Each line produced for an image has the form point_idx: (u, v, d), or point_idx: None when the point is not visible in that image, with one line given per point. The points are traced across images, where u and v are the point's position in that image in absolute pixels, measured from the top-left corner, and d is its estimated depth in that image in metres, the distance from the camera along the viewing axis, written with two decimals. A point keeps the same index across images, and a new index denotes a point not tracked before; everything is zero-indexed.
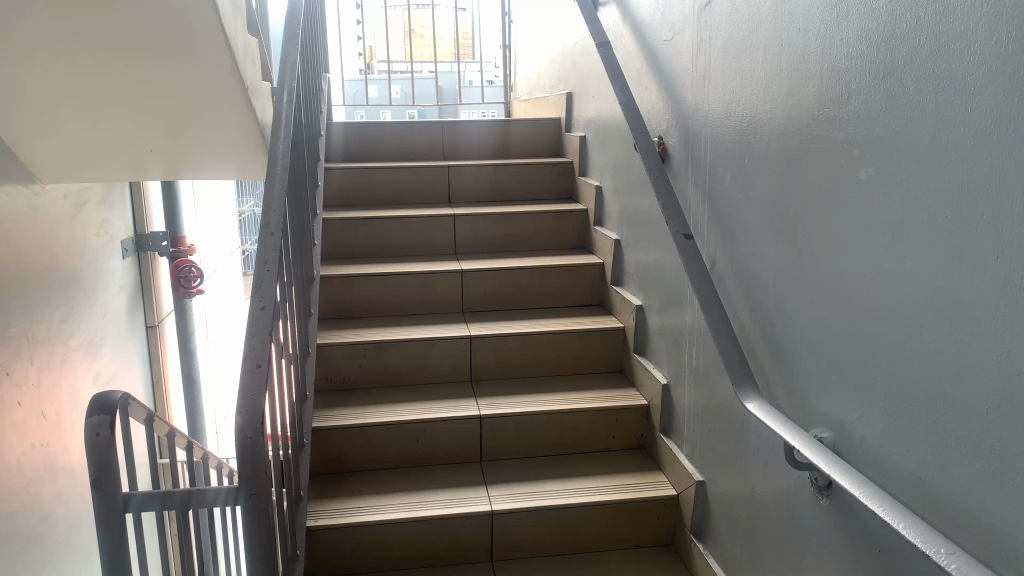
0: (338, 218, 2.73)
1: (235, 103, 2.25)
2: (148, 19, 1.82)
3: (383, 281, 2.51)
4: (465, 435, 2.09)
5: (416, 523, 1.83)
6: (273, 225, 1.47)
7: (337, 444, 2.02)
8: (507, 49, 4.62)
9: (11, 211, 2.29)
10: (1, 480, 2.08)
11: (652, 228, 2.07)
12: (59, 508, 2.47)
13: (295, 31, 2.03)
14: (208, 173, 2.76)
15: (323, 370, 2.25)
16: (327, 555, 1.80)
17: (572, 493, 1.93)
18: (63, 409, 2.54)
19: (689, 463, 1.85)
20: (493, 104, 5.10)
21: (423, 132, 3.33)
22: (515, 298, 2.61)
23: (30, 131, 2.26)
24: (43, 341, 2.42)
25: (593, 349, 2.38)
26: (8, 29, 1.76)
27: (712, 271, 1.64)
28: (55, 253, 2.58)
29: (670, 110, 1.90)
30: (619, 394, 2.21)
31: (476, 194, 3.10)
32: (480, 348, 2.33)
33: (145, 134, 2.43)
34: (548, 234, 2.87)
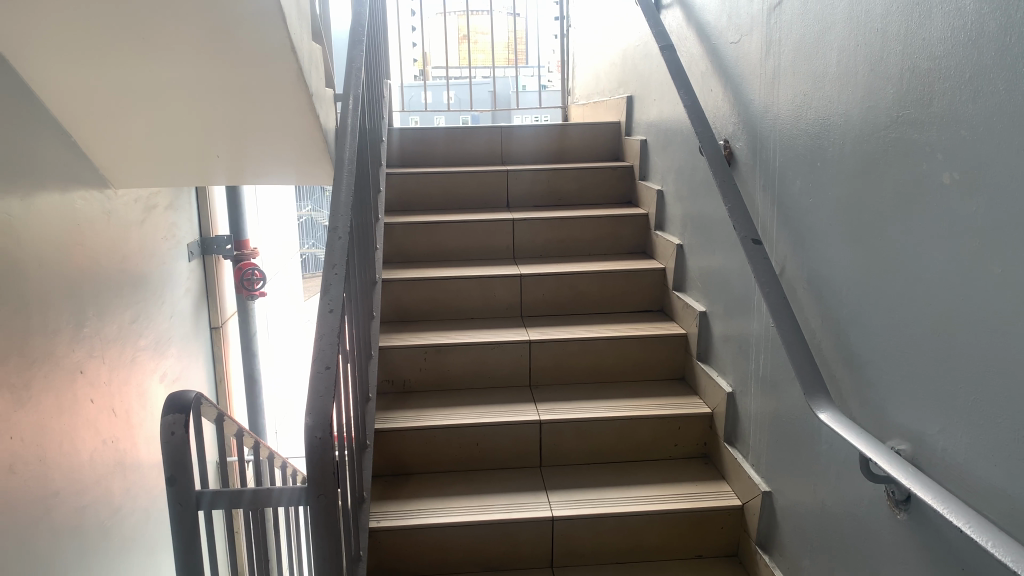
0: (398, 223, 2.76)
1: (299, 110, 2.29)
2: (218, 28, 1.87)
3: (443, 284, 2.53)
4: (525, 440, 2.09)
5: (477, 527, 1.84)
6: (340, 229, 1.49)
7: (398, 445, 2.04)
8: (564, 55, 4.61)
9: (87, 214, 2.38)
10: (75, 474, 2.16)
11: (717, 232, 2.03)
12: (128, 503, 2.54)
13: (360, 38, 2.07)
14: (271, 179, 2.81)
15: (384, 372, 2.28)
16: (389, 556, 1.82)
17: (634, 501, 1.91)
18: (132, 406, 2.62)
19: (755, 473, 1.81)
20: (548, 109, 5.08)
21: (481, 137, 3.34)
22: (574, 303, 2.59)
23: (105, 139, 2.35)
24: (113, 340, 2.50)
25: (654, 355, 2.35)
26: (84, 36, 1.83)
27: (782, 277, 1.60)
28: (127, 257, 2.67)
29: (736, 112, 1.86)
30: (681, 401, 2.17)
31: (534, 198, 3.10)
32: (540, 353, 2.32)
33: (212, 140, 2.49)
34: (608, 238, 2.84)
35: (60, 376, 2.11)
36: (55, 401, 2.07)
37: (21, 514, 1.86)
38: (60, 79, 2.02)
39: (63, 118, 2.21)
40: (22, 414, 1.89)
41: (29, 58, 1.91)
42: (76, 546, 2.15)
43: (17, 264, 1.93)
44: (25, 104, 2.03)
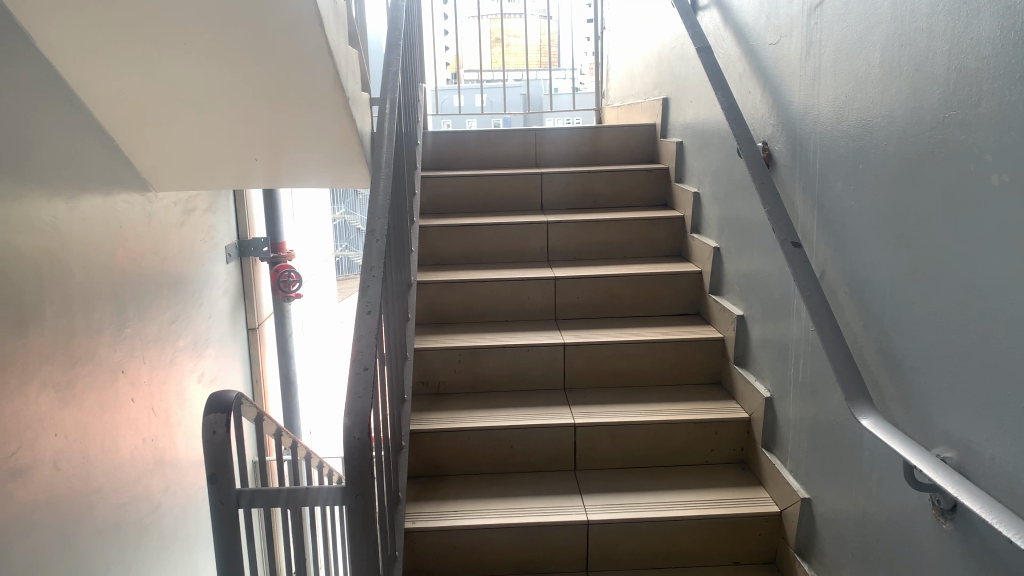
0: (433, 225, 2.78)
1: (336, 114, 2.32)
2: (257, 32, 1.89)
3: (477, 287, 2.54)
4: (559, 443, 2.08)
5: (511, 529, 1.84)
6: (378, 231, 1.51)
7: (433, 447, 2.05)
8: (599, 57, 4.59)
9: (129, 216, 2.43)
10: (116, 471, 2.20)
11: (754, 236, 2.01)
12: (167, 500, 2.59)
13: (397, 43, 2.08)
14: (308, 182, 2.84)
15: (418, 373, 2.29)
16: (423, 556, 1.83)
17: (669, 506, 1.89)
18: (171, 405, 2.67)
19: (793, 479, 1.79)
20: (582, 111, 5.07)
21: (515, 140, 3.35)
22: (608, 306, 2.58)
23: (148, 143, 2.40)
24: (153, 340, 2.55)
25: (690, 360, 2.32)
26: (127, 41, 1.87)
27: (822, 281, 1.58)
28: (166, 258, 2.72)
29: (775, 114, 1.84)
30: (718, 406, 2.15)
31: (568, 201, 3.10)
32: (574, 356, 2.32)
33: (250, 144, 2.51)
34: (643, 241, 2.82)
35: (102, 374, 2.15)
36: (97, 399, 2.11)
37: (65, 509, 1.91)
38: (104, 84, 2.06)
39: (107, 123, 2.26)
40: (66, 411, 1.93)
41: (75, 64, 1.96)
42: (117, 542, 2.19)
43: (62, 264, 1.97)
44: (71, 108, 2.08)
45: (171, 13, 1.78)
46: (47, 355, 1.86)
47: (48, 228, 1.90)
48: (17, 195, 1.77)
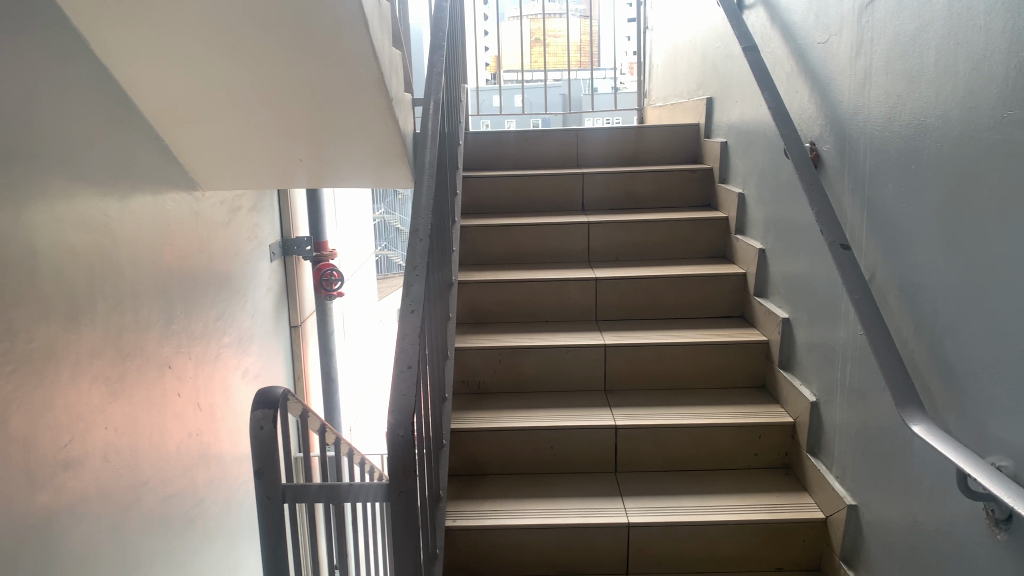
0: (474, 225, 2.79)
1: (378, 114, 2.33)
2: (303, 32, 1.92)
3: (518, 287, 2.54)
4: (600, 445, 2.08)
5: (551, 530, 1.84)
6: (421, 231, 1.52)
7: (474, 446, 2.06)
8: (641, 57, 4.56)
9: (177, 215, 2.49)
10: (163, 464, 2.26)
11: (801, 237, 1.98)
12: (211, 494, 2.64)
13: (440, 43, 2.09)
14: (350, 182, 2.87)
15: (459, 372, 2.30)
16: (463, 555, 1.84)
17: (712, 510, 1.87)
18: (215, 400, 2.72)
19: (840, 485, 1.75)
20: (624, 111, 5.04)
21: (557, 141, 3.34)
22: (650, 307, 2.56)
23: (196, 143, 2.44)
24: (199, 337, 2.60)
25: (734, 362, 2.29)
26: (177, 41, 1.92)
27: (871, 283, 1.55)
28: (213, 255, 2.77)
29: (824, 113, 1.81)
30: (763, 410, 2.12)
31: (610, 201, 3.08)
32: (615, 358, 2.30)
33: (295, 145, 2.55)
34: (686, 242, 2.79)
35: (150, 370, 2.20)
36: (145, 393, 2.16)
37: (114, 501, 1.95)
38: (154, 85, 2.11)
39: (157, 123, 2.32)
40: (116, 405, 1.98)
41: (128, 65, 2.01)
42: (164, 534, 2.24)
43: (113, 260, 2.02)
44: (124, 108, 2.13)
45: (218, 11, 1.82)
46: (98, 349, 1.90)
47: (100, 224, 1.95)
48: (72, 192, 1.82)
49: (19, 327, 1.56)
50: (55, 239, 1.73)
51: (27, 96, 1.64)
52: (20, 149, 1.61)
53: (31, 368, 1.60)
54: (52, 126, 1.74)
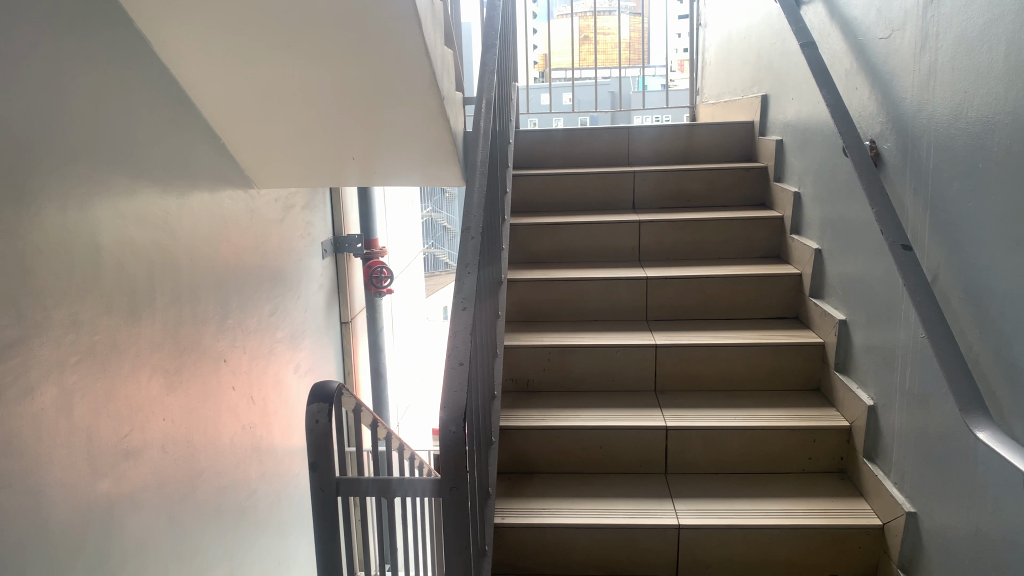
0: (524, 224, 2.79)
1: (431, 114, 2.35)
2: (357, 32, 1.94)
3: (568, 286, 2.54)
4: (650, 446, 2.06)
5: (600, 530, 1.83)
6: (473, 229, 1.52)
7: (522, 444, 2.07)
8: (694, 55, 4.51)
9: (233, 212, 2.54)
10: (218, 456, 2.31)
11: (860, 237, 1.94)
12: (263, 486, 2.69)
13: (492, 42, 2.10)
14: (401, 181, 2.89)
15: (508, 371, 2.31)
16: (511, 553, 1.85)
17: (765, 514, 1.85)
18: (268, 393, 2.78)
19: (898, 492, 1.71)
20: (676, 108, 4.98)
21: (607, 139, 3.32)
22: (702, 308, 2.53)
23: (252, 142, 2.49)
24: (253, 332, 2.65)
25: (787, 364, 2.25)
26: (234, 40, 1.96)
27: (934, 285, 1.50)
28: (267, 252, 2.83)
29: (885, 110, 1.77)
30: (817, 414, 2.08)
31: (662, 199, 3.05)
32: (666, 358, 2.28)
33: (348, 144, 2.58)
34: (739, 241, 2.75)
35: (206, 363, 2.26)
36: (201, 386, 2.21)
37: (171, 491, 2.00)
38: (214, 85, 2.17)
39: (216, 122, 2.37)
40: (173, 397, 2.03)
41: (189, 65, 2.06)
42: (218, 523, 2.29)
43: (172, 256, 2.07)
44: (184, 108, 2.19)
45: (273, 10, 1.85)
46: (157, 343, 1.95)
47: (160, 221, 2.00)
48: (133, 189, 1.87)
49: (84, 320, 1.62)
50: (118, 235, 1.78)
51: (92, 96, 1.70)
52: (86, 147, 1.66)
53: (94, 359, 1.65)
54: (115, 125, 1.79)
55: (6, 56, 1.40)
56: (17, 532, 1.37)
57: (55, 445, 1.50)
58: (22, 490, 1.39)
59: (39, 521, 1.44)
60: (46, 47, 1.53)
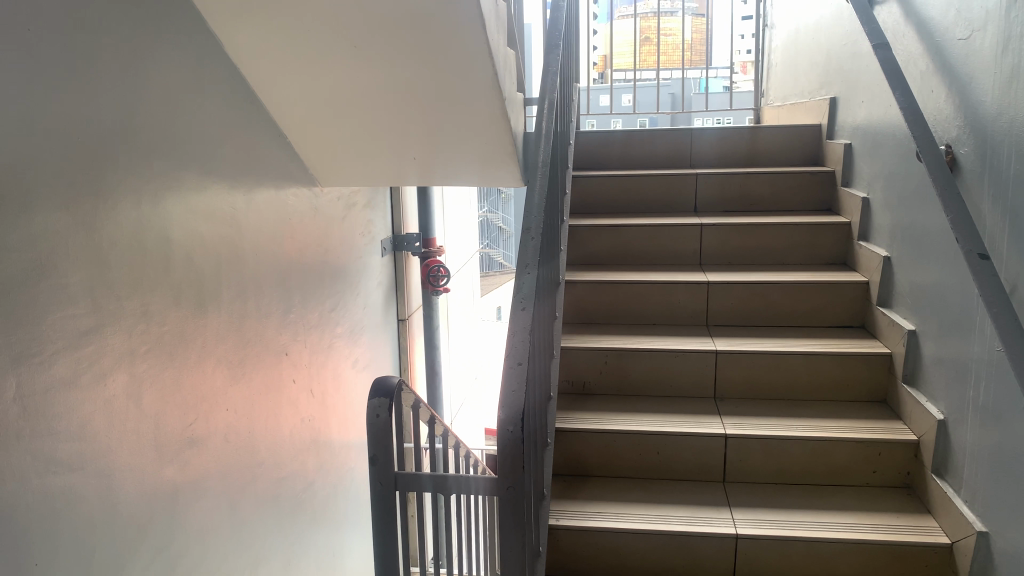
0: (583, 225, 2.78)
1: (493, 115, 2.37)
2: (422, 33, 1.96)
3: (627, 288, 2.52)
4: (708, 453, 2.03)
5: (656, 536, 1.81)
6: (533, 229, 1.51)
7: (578, 447, 2.06)
8: (759, 56, 4.43)
9: (298, 209, 2.60)
10: (277, 447, 2.36)
11: (933, 244, 1.88)
12: (320, 478, 2.74)
13: (555, 43, 2.10)
14: (461, 181, 2.91)
15: (565, 373, 2.30)
16: (565, 555, 1.84)
17: (826, 528, 1.80)
18: (327, 388, 2.82)
19: (968, 510, 1.65)
20: (739, 110, 4.90)
21: (669, 141, 3.29)
22: (763, 314, 2.49)
23: (317, 141, 2.54)
24: (315, 327, 2.71)
25: (852, 374, 2.20)
26: (303, 41, 2.00)
27: (1013, 296, 1.45)
28: (329, 249, 2.88)
29: (963, 114, 1.71)
30: (883, 426, 2.02)
31: (724, 203, 3.01)
32: (726, 364, 2.25)
33: (410, 144, 2.61)
34: (804, 247, 2.69)
35: (268, 357, 2.31)
36: (263, 379, 2.27)
37: (233, 479, 2.06)
38: (283, 85, 2.21)
39: (284, 121, 2.42)
40: (236, 388, 2.08)
41: (259, 65, 2.11)
42: (276, 513, 2.34)
43: (239, 250, 2.12)
44: (253, 107, 2.24)
45: (342, 12, 1.88)
46: (222, 335, 2.01)
47: (228, 217, 2.05)
48: (203, 185, 1.92)
49: (154, 311, 1.67)
50: (188, 229, 1.83)
51: (168, 96, 1.75)
52: (159, 145, 1.71)
53: (162, 349, 1.70)
54: (188, 122, 1.85)
55: (86, 56, 1.45)
56: (89, 514, 1.43)
57: (125, 432, 1.55)
58: (93, 474, 1.44)
59: (109, 505, 1.49)
60: (125, 47, 1.58)
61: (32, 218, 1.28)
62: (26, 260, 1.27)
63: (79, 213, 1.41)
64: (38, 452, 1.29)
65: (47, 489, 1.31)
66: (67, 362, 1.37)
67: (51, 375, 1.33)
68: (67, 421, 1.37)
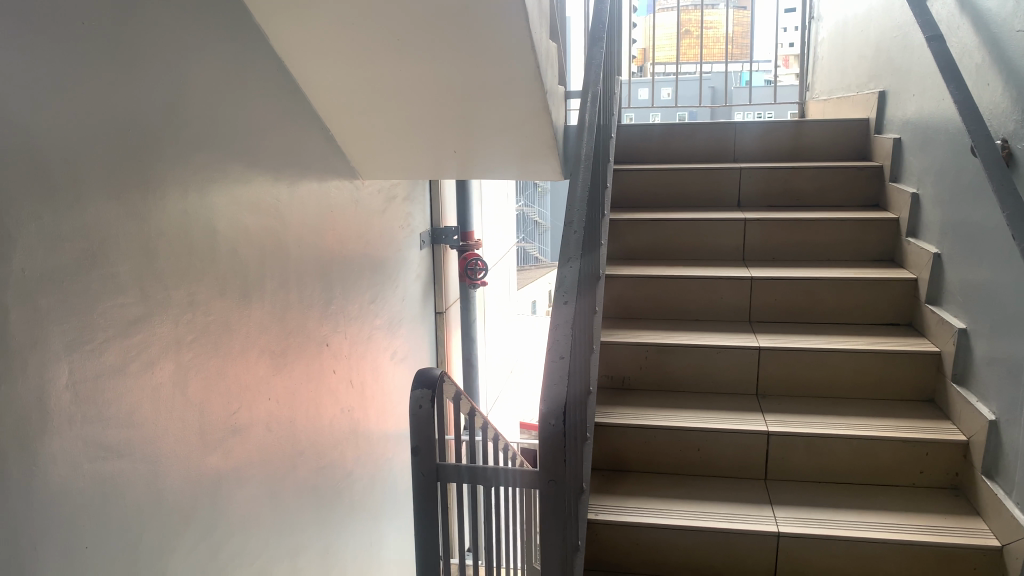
0: (624, 219, 2.76)
1: (534, 107, 2.36)
2: (463, 26, 1.97)
3: (668, 283, 2.50)
4: (750, 450, 2.01)
5: (697, 533, 1.80)
6: (576, 223, 1.50)
7: (618, 442, 2.05)
8: (805, 49, 4.37)
9: (339, 202, 2.62)
10: (318, 436, 2.40)
11: (987, 242, 1.83)
12: (359, 468, 2.77)
13: (599, 35, 2.08)
14: (500, 174, 2.91)
15: (605, 367, 2.30)
16: (604, 549, 1.84)
17: (871, 528, 1.77)
18: (366, 378, 2.85)
19: (1020, 513, 1.61)
20: (782, 104, 4.83)
21: (711, 135, 3.25)
22: (808, 311, 2.45)
23: (359, 134, 2.56)
24: (354, 318, 2.73)
25: (899, 373, 2.15)
26: (347, 35, 2.02)
27: None
28: (369, 242, 2.90)
29: (1020, 107, 1.66)
30: (931, 426, 1.98)
31: (768, 198, 2.97)
32: (769, 361, 2.22)
33: (451, 138, 2.62)
34: (850, 243, 2.64)
35: (309, 347, 2.34)
36: (305, 369, 2.30)
37: (274, 468, 2.09)
38: (327, 78, 2.24)
39: (327, 114, 2.45)
40: (278, 377, 2.12)
41: (304, 58, 2.13)
42: (315, 502, 2.38)
43: (282, 241, 2.15)
44: (297, 100, 2.27)
45: (386, 6, 1.89)
46: (266, 325, 2.04)
47: (272, 208, 2.08)
48: (249, 176, 1.95)
49: (200, 300, 1.70)
50: (234, 221, 1.86)
51: (215, 89, 1.78)
52: (207, 137, 1.74)
53: (207, 338, 1.73)
54: (233, 115, 1.88)
55: (137, 50, 1.48)
56: (137, 499, 1.46)
57: (170, 419, 1.58)
58: (141, 459, 1.47)
59: (155, 490, 1.53)
60: (174, 41, 1.61)
61: (84, 207, 1.32)
62: (79, 249, 1.30)
63: (129, 204, 1.44)
64: (89, 437, 1.33)
65: (98, 474, 1.35)
66: (117, 349, 1.41)
67: (102, 362, 1.36)
68: (116, 407, 1.40)
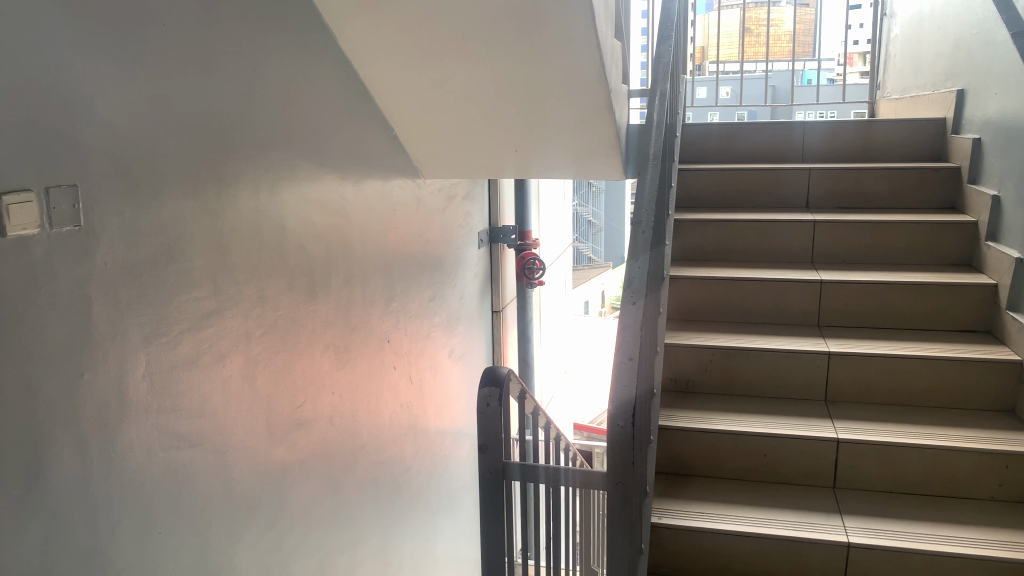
0: (688, 220, 2.73)
1: (599, 106, 2.35)
2: (529, 25, 1.97)
3: (734, 285, 2.46)
4: (818, 457, 1.96)
5: (763, 540, 1.77)
6: (644, 223, 1.49)
7: (682, 446, 2.03)
8: (874, 48, 4.25)
9: (402, 200, 2.65)
10: (378, 431, 2.43)
11: None
12: (417, 464, 2.80)
13: (667, 33, 2.06)
14: (562, 173, 2.90)
15: (669, 369, 2.27)
16: (667, 553, 1.82)
17: (947, 541, 1.72)
18: (425, 374, 2.89)
19: None
20: (849, 103, 4.72)
21: (778, 135, 3.19)
22: (880, 315, 2.38)
23: (423, 133, 2.59)
24: (415, 315, 2.76)
25: (977, 381, 2.08)
26: (415, 34, 2.04)
27: None
28: (429, 239, 2.93)
29: None
30: (1011, 437, 1.91)
31: (837, 199, 2.89)
32: (839, 366, 2.17)
33: (514, 138, 2.63)
34: (925, 246, 2.56)
35: (371, 342, 2.37)
36: (366, 364, 2.33)
37: (336, 461, 2.13)
38: (394, 78, 2.26)
39: (392, 113, 2.48)
40: (341, 372, 2.15)
41: (371, 57, 2.16)
42: (375, 494, 2.41)
43: (347, 238, 2.19)
44: (363, 99, 2.30)
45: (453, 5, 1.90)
46: (331, 320, 2.08)
47: (338, 206, 2.12)
48: (316, 174, 1.99)
49: (269, 295, 1.74)
50: (302, 219, 1.90)
51: (285, 87, 1.82)
52: (278, 136, 1.78)
53: (276, 333, 1.77)
54: (302, 114, 1.91)
55: (214, 51, 1.52)
56: (208, 488, 1.50)
57: (239, 411, 1.62)
58: (212, 449, 1.51)
59: (225, 480, 1.57)
60: (248, 41, 1.65)
61: (162, 202, 1.36)
62: (157, 243, 1.34)
63: (205, 201, 1.49)
64: (164, 427, 1.37)
65: (172, 463, 1.39)
66: (190, 342, 1.45)
67: (177, 354, 1.41)
68: (189, 397, 1.44)
